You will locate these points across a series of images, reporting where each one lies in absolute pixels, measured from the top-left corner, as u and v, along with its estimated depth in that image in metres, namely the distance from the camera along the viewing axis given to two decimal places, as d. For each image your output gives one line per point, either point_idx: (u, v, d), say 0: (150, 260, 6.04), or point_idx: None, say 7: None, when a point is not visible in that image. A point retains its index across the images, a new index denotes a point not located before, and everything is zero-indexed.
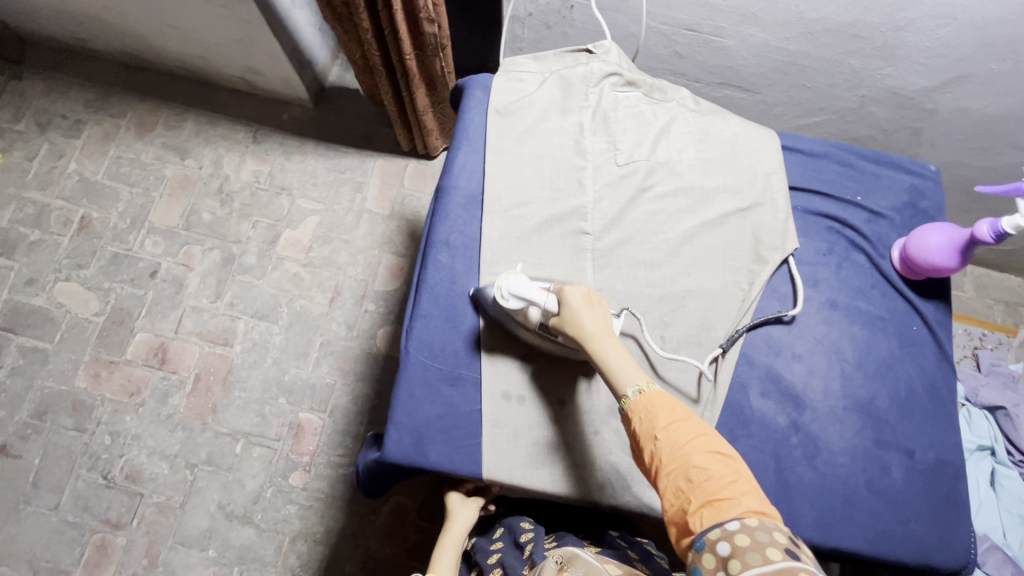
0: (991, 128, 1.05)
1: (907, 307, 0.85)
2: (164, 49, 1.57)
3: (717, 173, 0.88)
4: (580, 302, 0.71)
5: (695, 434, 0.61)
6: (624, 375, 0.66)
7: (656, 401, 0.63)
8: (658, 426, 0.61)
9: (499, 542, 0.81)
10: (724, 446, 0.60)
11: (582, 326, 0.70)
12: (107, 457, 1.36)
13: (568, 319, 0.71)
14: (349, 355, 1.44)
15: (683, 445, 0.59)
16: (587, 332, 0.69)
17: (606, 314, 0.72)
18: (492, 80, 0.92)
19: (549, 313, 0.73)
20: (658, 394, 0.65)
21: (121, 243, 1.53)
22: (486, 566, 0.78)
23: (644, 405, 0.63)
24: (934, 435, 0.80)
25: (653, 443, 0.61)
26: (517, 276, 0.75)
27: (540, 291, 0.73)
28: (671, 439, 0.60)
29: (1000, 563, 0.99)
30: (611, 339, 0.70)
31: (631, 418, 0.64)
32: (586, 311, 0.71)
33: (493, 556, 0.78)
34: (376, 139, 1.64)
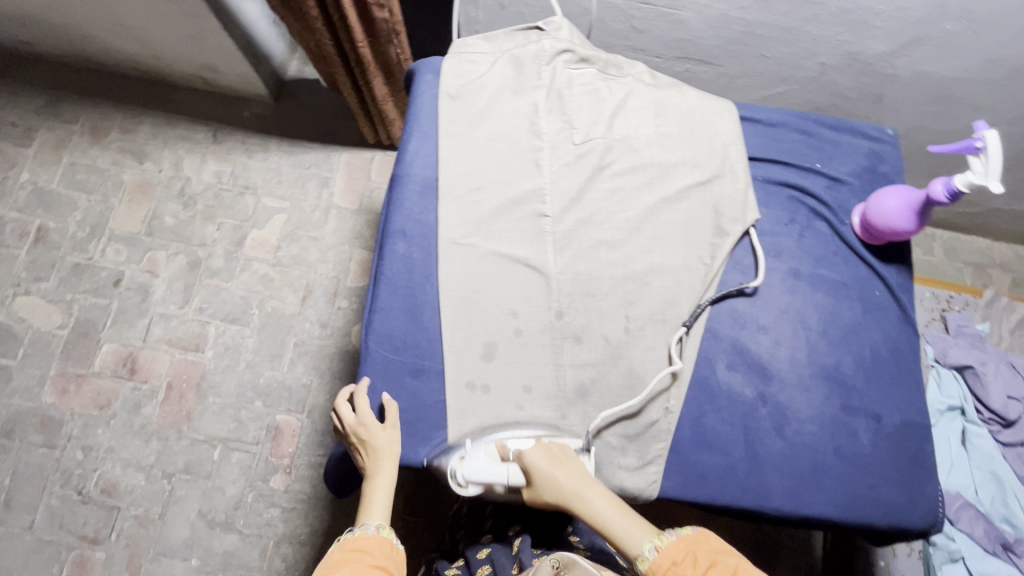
0: (950, 91, 1.05)
1: (869, 273, 0.85)
2: (112, 49, 1.51)
3: (675, 147, 0.86)
4: (546, 464, 0.72)
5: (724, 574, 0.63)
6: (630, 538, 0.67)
7: (676, 557, 0.65)
8: None
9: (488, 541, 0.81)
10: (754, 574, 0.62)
11: (559, 487, 0.71)
12: (80, 472, 1.33)
13: (543, 490, 0.71)
14: (325, 354, 1.42)
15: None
16: (569, 495, 0.70)
17: (576, 463, 0.73)
18: (442, 63, 0.89)
19: (518, 484, 0.72)
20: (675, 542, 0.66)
21: (81, 253, 1.48)
22: (473, 560, 0.78)
23: (666, 558, 0.65)
24: (899, 398, 0.81)
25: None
26: (468, 457, 0.73)
27: (500, 468, 0.72)
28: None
29: (972, 518, 1.02)
30: (596, 489, 0.71)
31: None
32: (555, 471, 0.71)
33: (482, 550, 0.79)
34: (340, 132, 1.60)
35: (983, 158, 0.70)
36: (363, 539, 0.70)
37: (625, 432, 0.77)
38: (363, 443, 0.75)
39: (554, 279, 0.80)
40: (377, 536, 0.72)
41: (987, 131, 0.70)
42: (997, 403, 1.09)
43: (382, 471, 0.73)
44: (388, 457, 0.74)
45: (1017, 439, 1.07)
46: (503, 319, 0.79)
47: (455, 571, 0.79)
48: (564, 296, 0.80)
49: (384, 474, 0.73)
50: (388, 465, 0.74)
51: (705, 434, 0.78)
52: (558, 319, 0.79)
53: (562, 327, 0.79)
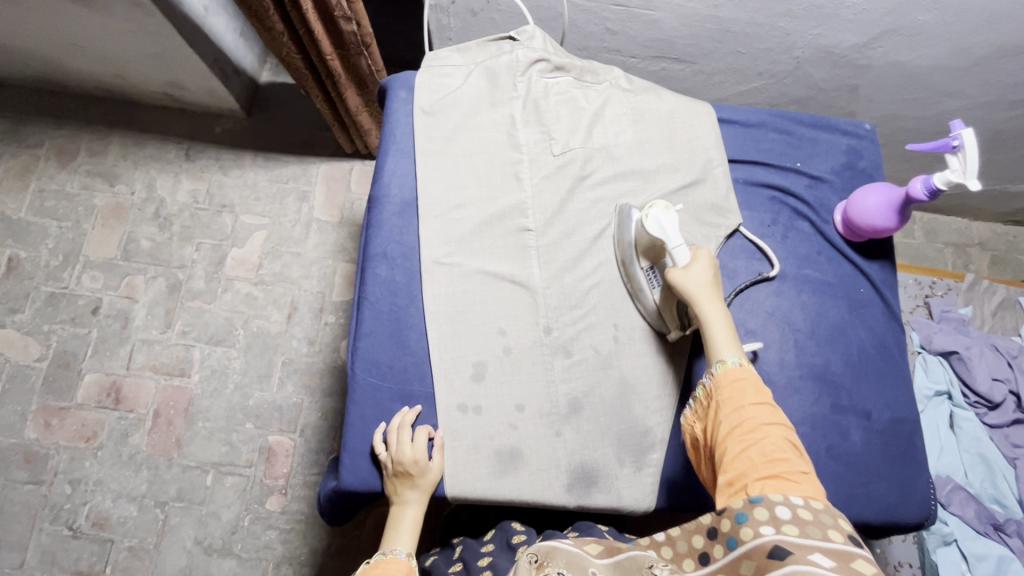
0: (925, 79, 1.05)
1: (853, 269, 0.85)
2: (74, 70, 1.46)
3: (655, 153, 0.86)
4: (708, 270, 0.73)
5: (773, 420, 0.61)
6: (724, 345, 0.68)
7: (746, 385, 0.64)
8: (745, 405, 0.62)
9: (489, 545, 0.78)
10: (802, 444, 0.60)
11: (698, 285, 0.72)
12: (70, 507, 1.30)
13: (686, 273, 0.72)
14: (314, 371, 1.40)
15: (764, 423, 0.60)
16: (703, 292, 0.71)
17: (721, 293, 0.74)
18: (415, 78, 0.87)
19: (676, 258, 0.74)
20: (752, 376, 0.65)
21: (56, 282, 1.44)
22: (475, 566, 0.75)
23: (735, 377, 0.65)
24: (888, 394, 0.82)
25: (736, 410, 0.62)
26: (670, 211, 0.75)
27: (679, 237, 0.74)
28: (754, 412, 0.61)
29: (963, 501, 1.04)
30: (720, 309, 0.71)
31: (718, 382, 0.65)
32: (709, 277, 0.73)
33: (484, 557, 0.75)
34: (316, 144, 1.56)
35: (960, 156, 0.71)
36: (393, 562, 0.68)
37: (621, 445, 0.77)
38: (409, 473, 0.72)
39: (541, 295, 0.79)
40: (405, 560, 0.70)
41: (963, 130, 0.70)
42: (983, 386, 1.10)
43: (416, 499, 0.72)
44: (428, 489, 0.73)
45: (1003, 421, 1.09)
46: (491, 339, 0.78)
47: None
48: (551, 311, 0.79)
49: (417, 501, 0.72)
50: (423, 494, 0.72)
51: None
52: (547, 335, 0.78)
53: (551, 342, 0.78)
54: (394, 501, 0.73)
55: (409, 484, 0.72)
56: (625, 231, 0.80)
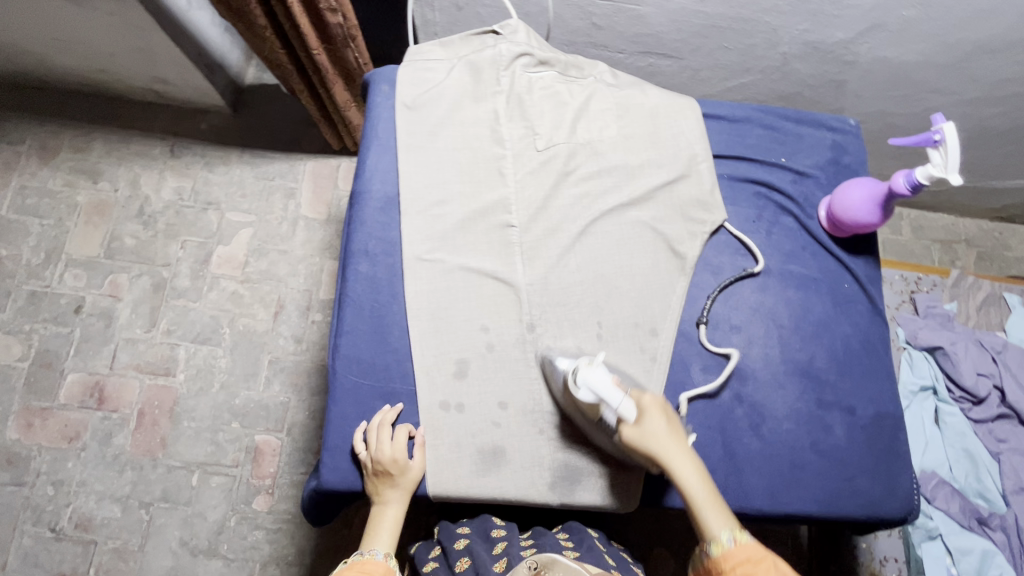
0: (910, 75, 1.05)
1: (838, 265, 0.85)
2: (55, 65, 1.44)
3: (640, 148, 0.85)
4: (663, 424, 0.69)
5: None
6: (714, 516, 0.66)
7: (745, 557, 0.62)
8: None
9: (465, 529, 0.79)
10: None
11: (661, 447, 0.68)
12: (52, 509, 1.28)
13: (644, 435, 0.68)
14: (301, 370, 1.38)
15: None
16: (668, 456, 0.68)
17: (682, 436, 0.71)
18: (397, 72, 0.86)
19: (624, 419, 0.68)
20: (754, 545, 0.63)
21: (38, 280, 1.41)
22: (451, 552, 0.75)
23: (738, 558, 0.62)
24: (873, 390, 0.82)
25: None
26: (596, 367, 0.68)
27: (619, 396, 0.67)
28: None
29: (948, 496, 1.04)
30: (691, 467, 0.69)
31: (723, 568, 0.62)
32: (667, 431, 0.69)
33: (460, 541, 0.76)
34: (303, 140, 1.55)
35: (942, 151, 0.71)
36: (369, 563, 0.67)
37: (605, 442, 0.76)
38: (389, 473, 0.71)
39: (524, 291, 0.78)
40: (383, 561, 0.69)
41: (944, 124, 0.70)
42: (968, 381, 1.10)
43: (396, 499, 0.71)
44: (409, 488, 0.72)
45: (988, 415, 1.09)
46: (474, 336, 0.77)
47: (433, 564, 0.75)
48: (535, 307, 0.78)
49: (398, 501, 0.71)
50: (404, 494, 0.72)
51: None
52: (530, 332, 0.78)
53: (535, 340, 0.77)
54: (375, 501, 0.72)
55: (389, 484, 0.71)
56: (558, 382, 0.73)
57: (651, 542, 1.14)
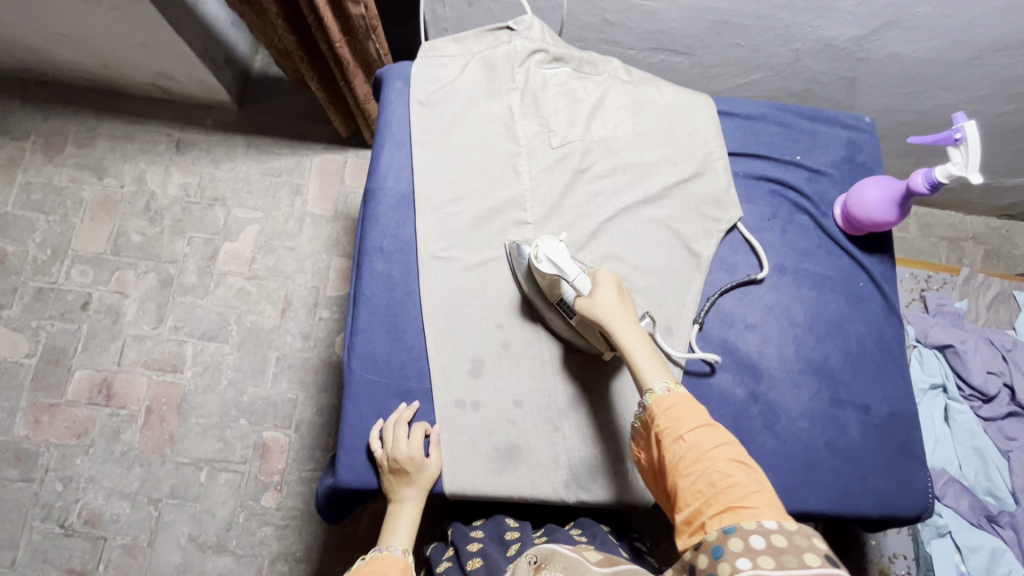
0: (923, 72, 1.04)
1: (853, 263, 0.85)
2: (60, 60, 1.43)
3: (655, 146, 0.85)
4: (611, 292, 0.71)
5: (717, 439, 0.60)
6: (648, 370, 0.66)
7: (682, 404, 0.63)
8: (684, 428, 0.61)
9: (480, 531, 0.79)
10: (748, 458, 0.59)
11: (610, 311, 0.70)
12: (61, 504, 1.28)
13: (595, 298, 0.70)
14: (308, 367, 1.38)
15: (709, 449, 0.59)
16: (615, 318, 0.69)
17: (634, 308, 0.72)
18: (411, 68, 0.86)
19: (579, 293, 0.72)
20: (686, 395, 0.64)
21: (44, 277, 1.41)
22: (464, 552, 0.75)
23: (669, 403, 0.63)
24: (887, 388, 0.82)
25: (678, 442, 0.61)
26: (556, 243, 0.72)
27: (573, 268, 0.71)
28: (695, 441, 0.60)
29: (958, 493, 1.04)
30: (638, 329, 0.70)
31: (655, 412, 0.64)
32: (617, 300, 0.70)
33: (473, 543, 0.76)
34: (309, 136, 1.54)
35: (962, 149, 0.71)
36: (387, 559, 0.67)
37: (619, 438, 0.76)
38: (407, 471, 0.71)
39: None
40: (400, 557, 0.68)
41: (965, 123, 0.70)
42: (978, 379, 1.11)
43: (413, 497, 0.71)
44: (426, 487, 0.72)
45: (997, 413, 1.10)
46: (488, 334, 0.77)
47: (446, 565, 0.76)
48: None
49: (415, 499, 0.71)
50: (421, 492, 0.72)
51: None
52: (545, 331, 0.77)
53: (549, 338, 0.77)
54: (392, 499, 0.72)
55: (406, 482, 0.71)
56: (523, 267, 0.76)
57: (659, 538, 1.14)
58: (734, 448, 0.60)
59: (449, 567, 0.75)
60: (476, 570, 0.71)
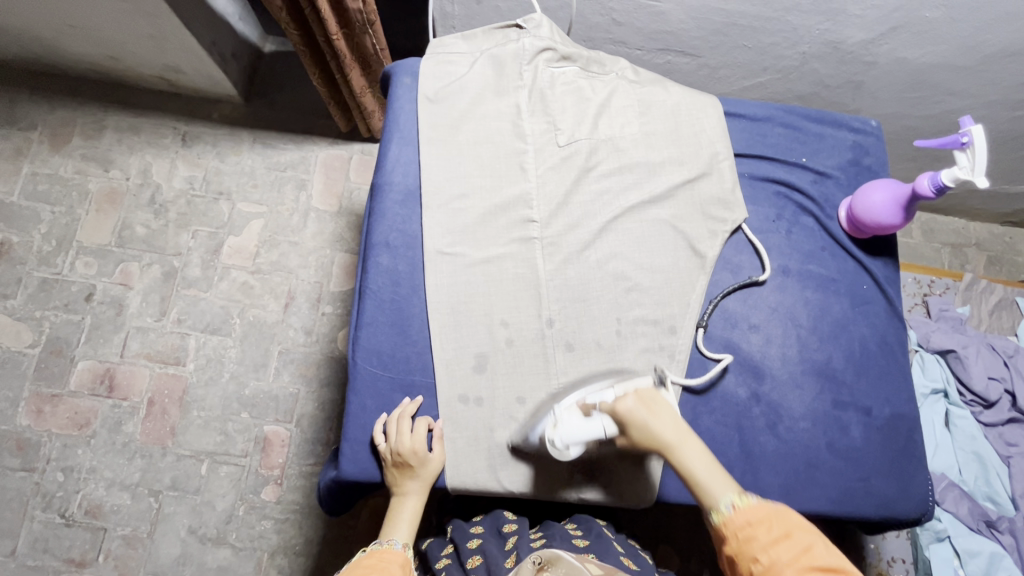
0: (929, 77, 1.05)
1: (857, 266, 0.85)
2: (68, 52, 1.43)
3: (661, 146, 0.85)
4: (642, 415, 0.69)
5: (795, 552, 0.58)
6: (715, 487, 0.64)
7: (752, 518, 0.61)
8: (757, 546, 0.59)
9: (479, 527, 0.79)
10: (830, 566, 0.56)
11: (655, 438, 0.68)
12: (62, 495, 1.29)
13: (633, 431, 0.69)
14: (311, 361, 1.38)
15: (783, 564, 0.57)
16: (661, 445, 0.68)
17: (677, 417, 0.70)
18: (420, 65, 0.86)
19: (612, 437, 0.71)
20: (756, 506, 0.62)
21: (49, 267, 1.41)
22: (464, 549, 0.75)
23: (739, 522, 0.61)
24: (890, 391, 0.82)
25: (753, 562, 0.59)
26: (562, 425, 0.70)
27: (596, 426, 0.70)
28: (771, 557, 0.58)
29: (957, 498, 1.04)
30: (688, 444, 0.68)
31: (726, 533, 0.62)
32: (650, 423, 0.69)
33: (473, 540, 0.76)
34: (314, 132, 1.54)
35: (969, 153, 0.71)
36: (388, 552, 0.67)
37: None
38: (409, 466, 0.71)
39: (544, 286, 0.78)
40: (400, 550, 0.69)
41: (972, 126, 0.71)
42: (979, 385, 1.11)
43: (415, 490, 0.72)
44: (428, 481, 0.72)
45: (998, 419, 1.10)
46: (493, 330, 0.77)
47: (446, 562, 0.76)
48: (554, 303, 0.78)
49: (417, 492, 0.72)
50: (423, 486, 0.72)
51: (700, 435, 0.77)
52: (549, 328, 0.78)
53: (553, 336, 0.78)
54: (394, 492, 0.73)
55: (409, 475, 0.72)
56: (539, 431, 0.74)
57: (657, 540, 1.14)
58: (814, 556, 0.57)
59: (449, 564, 0.75)
60: (476, 568, 0.72)
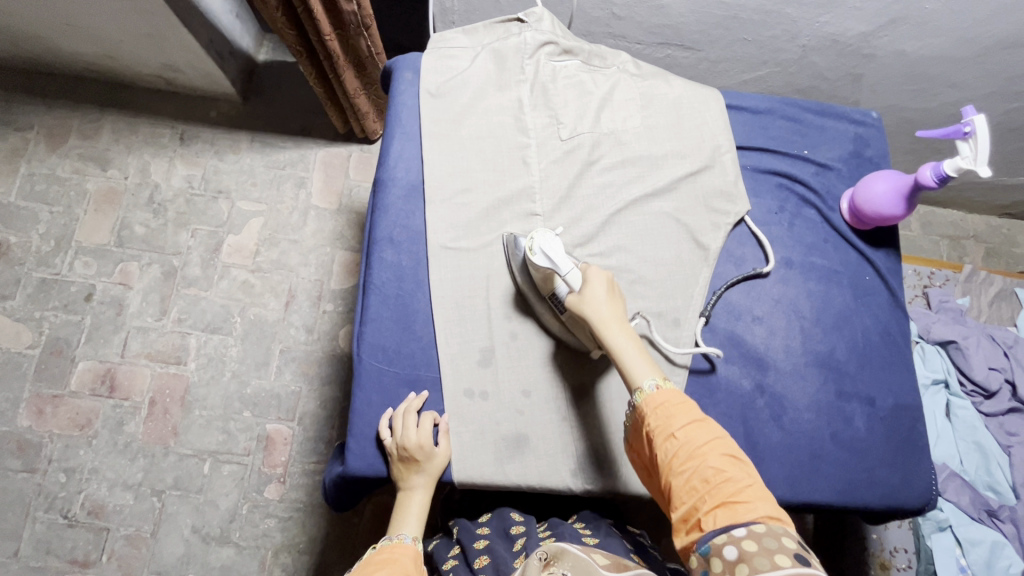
0: (928, 69, 1.05)
1: (859, 257, 0.86)
2: (64, 51, 1.42)
3: (663, 139, 0.85)
4: (603, 292, 0.71)
5: (708, 435, 0.61)
6: (639, 369, 0.67)
7: (674, 400, 0.64)
8: (676, 425, 0.62)
9: (485, 527, 0.79)
10: (737, 452, 0.61)
11: (601, 312, 0.70)
12: (64, 495, 1.29)
13: (587, 294, 0.71)
14: (312, 360, 1.38)
15: (700, 445, 0.61)
16: (605, 317, 0.70)
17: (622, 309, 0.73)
18: (421, 60, 0.86)
19: (571, 289, 0.72)
20: (675, 391, 0.65)
21: (48, 267, 1.41)
22: (471, 550, 0.75)
23: (660, 401, 0.64)
24: (892, 381, 0.82)
25: (669, 439, 0.62)
26: (550, 236, 0.72)
27: (568, 262, 0.71)
28: (688, 436, 0.61)
29: (959, 488, 1.05)
30: (626, 328, 0.70)
31: (646, 410, 0.64)
32: (607, 299, 0.71)
33: (479, 541, 0.76)
34: (313, 129, 1.54)
35: (972, 143, 0.71)
36: (399, 547, 0.67)
37: (628, 429, 0.76)
38: (415, 460, 0.71)
39: None
40: (411, 544, 0.69)
41: (975, 116, 0.71)
42: (980, 375, 1.11)
43: (422, 485, 0.72)
44: (435, 474, 0.72)
45: (998, 409, 1.10)
46: (497, 325, 0.77)
47: (452, 563, 0.76)
48: None
49: (424, 487, 0.72)
50: (430, 480, 0.72)
51: None
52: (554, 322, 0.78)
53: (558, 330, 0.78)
54: (401, 487, 0.72)
55: (415, 470, 0.71)
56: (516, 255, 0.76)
57: (660, 532, 1.15)
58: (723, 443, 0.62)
59: (456, 565, 0.75)
60: (483, 568, 0.72)
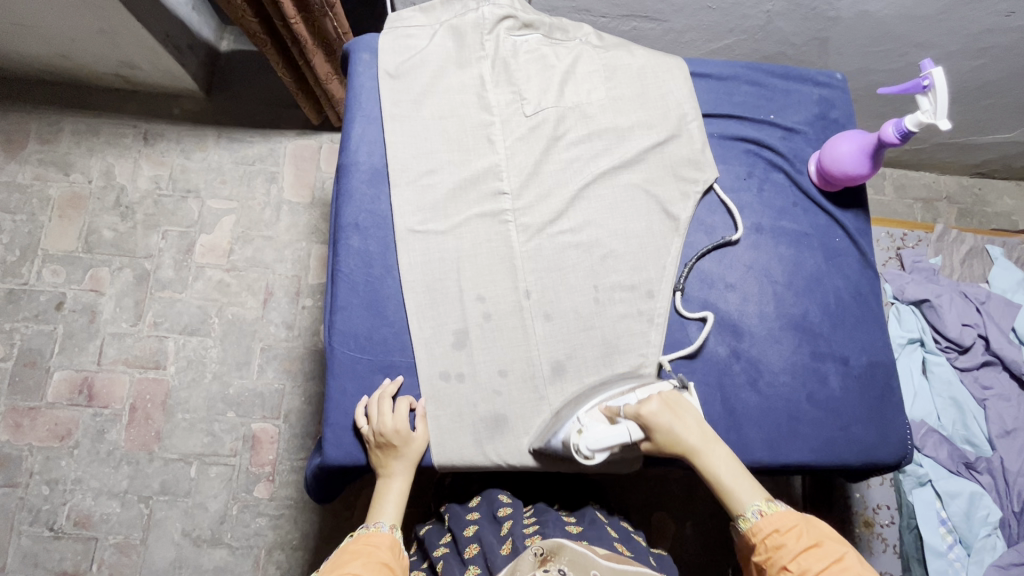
0: (893, 29, 1.04)
1: (829, 220, 0.86)
2: (15, 52, 1.37)
3: (629, 110, 0.84)
4: (670, 420, 0.68)
5: (826, 559, 0.61)
6: (739, 496, 0.67)
7: (782, 525, 0.64)
8: (787, 555, 0.62)
9: (475, 513, 0.79)
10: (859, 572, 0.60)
11: (681, 442, 0.69)
12: (49, 507, 1.26)
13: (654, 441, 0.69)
14: (294, 356, 1.36)
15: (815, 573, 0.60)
16: (688, 447, 0.68)
17: (698, 424, 0.70)
18: (378, 40, 0.84)
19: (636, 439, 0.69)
20: (782, 514, 0.65)
21: (15, 278, 1.37)
22: (461, 538, 0.75)
23: (767, 530, 0.64)
24: (866, 340, 0.83)
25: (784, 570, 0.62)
26: (587, 432, 0.68)
27: (621, 432, 0.67)
28: (801, 565, 0.61)
29: (937, 443, 1.07)
30: (714, 449, 0.69)
31: (755, 541, 0.65)
32: (678, 425, 0.69)
33: (469, 528, 0.76)
34: (280, 122, 1.50)
35: (931, 97, 0.72)
36: (374, 536, 0.67)
37: None
38: (393, 445, 0.71)
39: (519, 258, 0.78)
40: (388, 532, 0.68)
41: (933, 70, 0.72)
42: (953, 331, 1.13)
43: (401, 471, 0.71)
44: (412, 460, 0.72)
45: (973, 363, 1.12)
46: (470, 306, 0.76)
47: (444, 550, 0.76)
48: (530, 274, 0.78)
49: (402, 473, 0.71)
50: (408, 466, 0.72)
51: None
52: (526, 299, 0.77)
53: (531, 306, 0.77)
54: (380, 474, 0.72)
55: (393, 456, 0.71)
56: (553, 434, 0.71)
57: (651, 509, 1.16)
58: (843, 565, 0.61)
59: (446, 554, 0.75)
60: (474, 556, 0.72)
